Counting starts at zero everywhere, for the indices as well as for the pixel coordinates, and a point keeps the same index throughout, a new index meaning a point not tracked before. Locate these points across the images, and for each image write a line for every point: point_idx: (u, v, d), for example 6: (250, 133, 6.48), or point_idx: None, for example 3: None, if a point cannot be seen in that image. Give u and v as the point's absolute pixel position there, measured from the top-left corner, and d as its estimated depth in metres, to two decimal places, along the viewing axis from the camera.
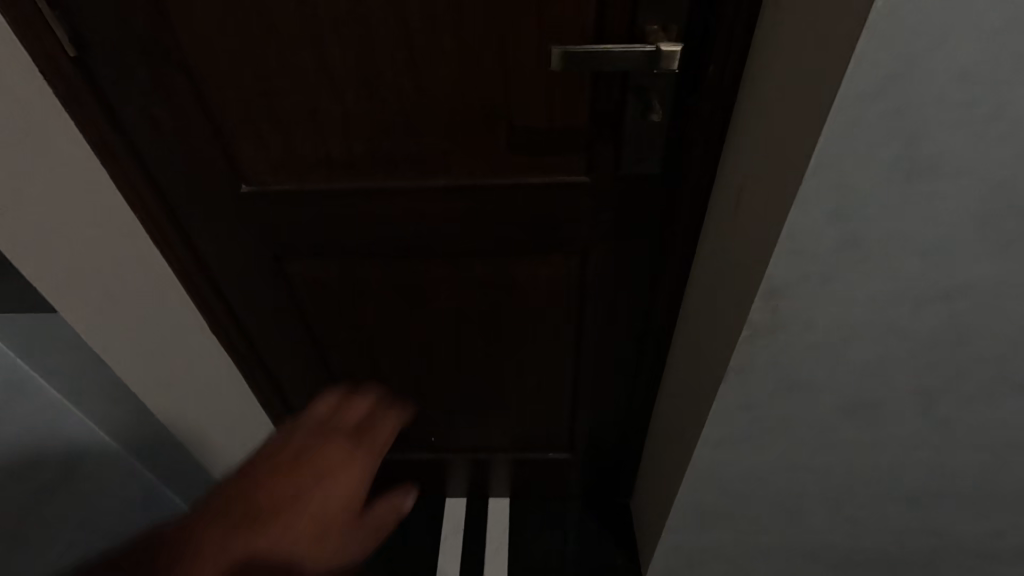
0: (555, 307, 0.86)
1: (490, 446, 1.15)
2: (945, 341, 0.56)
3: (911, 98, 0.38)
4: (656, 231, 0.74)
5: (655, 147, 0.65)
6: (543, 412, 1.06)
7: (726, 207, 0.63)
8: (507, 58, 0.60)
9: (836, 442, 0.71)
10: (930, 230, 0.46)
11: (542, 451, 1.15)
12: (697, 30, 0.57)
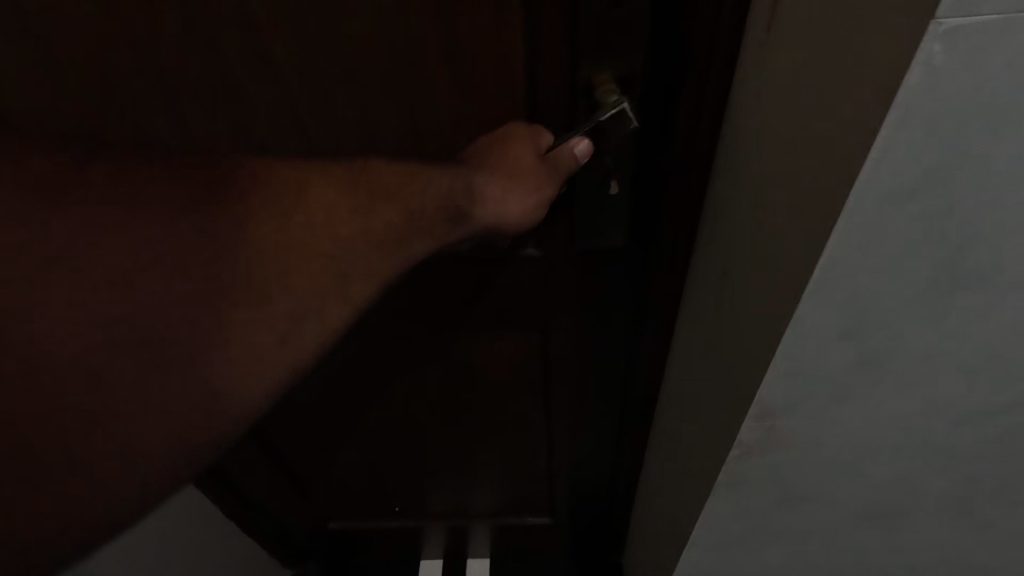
0: (516, 380, 0.77)
1: (465, 513, 1.05)
2: (982, 456, 0.44)
3: (958, 206, 0.27)
4: (626, 305, 0.63)
5: (615, 214, 0.54)
6: (515, 482, 0.96)
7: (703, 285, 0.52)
8: (427, 106, 0.49)
9: (854, 546, 0.59)
10: (969, 353, 0.35)
11: (523, 515, 1.04)
12: (662, 78, 0.45)
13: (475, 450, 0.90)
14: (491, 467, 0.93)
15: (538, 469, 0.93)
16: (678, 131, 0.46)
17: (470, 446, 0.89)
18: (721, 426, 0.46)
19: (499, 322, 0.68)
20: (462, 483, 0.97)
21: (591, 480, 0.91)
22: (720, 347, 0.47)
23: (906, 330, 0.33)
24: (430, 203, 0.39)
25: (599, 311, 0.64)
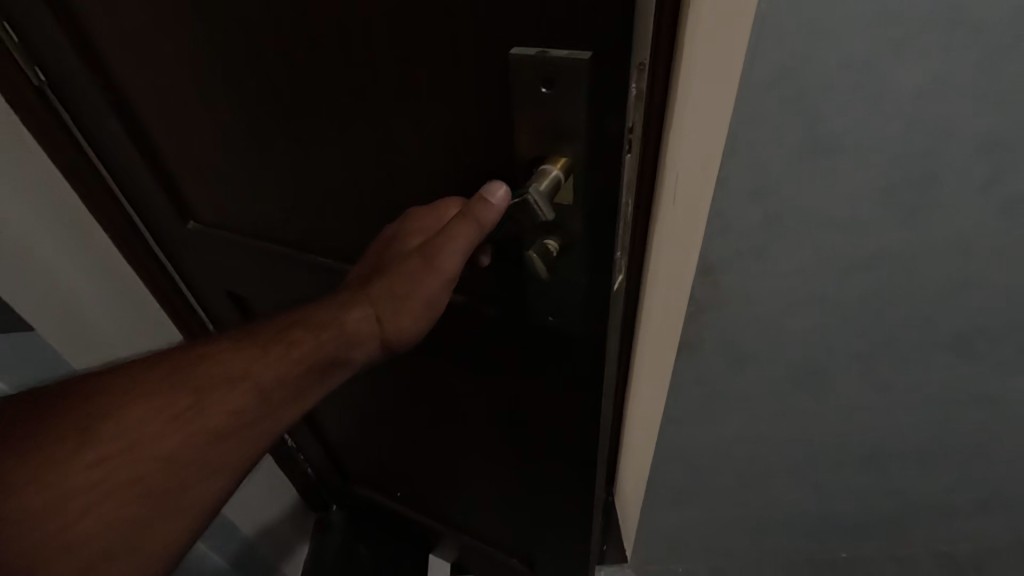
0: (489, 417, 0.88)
1: (460, 523, 1.19)
2: (869, 308, 0.62)
3: (808, 94, 0.44)
4: (577, 364, 0.69)
5: (559, 284, 0.61)
6: (499, 504, 1.05)
7: (664, 216, 0.66)
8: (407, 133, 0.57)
9: (793, 410, 0.76)
10: (837, 207, 0.52)
11: (510, 539, 1.12)
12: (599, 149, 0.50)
13: (460, 462, 1.02)
14: (476, 482, 1.04)
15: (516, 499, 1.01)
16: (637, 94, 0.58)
17: (456, 447, 0.99)
18: (680, 289, 0.63)
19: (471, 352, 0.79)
20: (455, 487, 1.10)
21: (560, 520, 0.96)
22: (675, 247, 0.64)
23: (795, 192, 0.50)
24: (291, 359, 0.51)
25: (552, 368, 0.72)
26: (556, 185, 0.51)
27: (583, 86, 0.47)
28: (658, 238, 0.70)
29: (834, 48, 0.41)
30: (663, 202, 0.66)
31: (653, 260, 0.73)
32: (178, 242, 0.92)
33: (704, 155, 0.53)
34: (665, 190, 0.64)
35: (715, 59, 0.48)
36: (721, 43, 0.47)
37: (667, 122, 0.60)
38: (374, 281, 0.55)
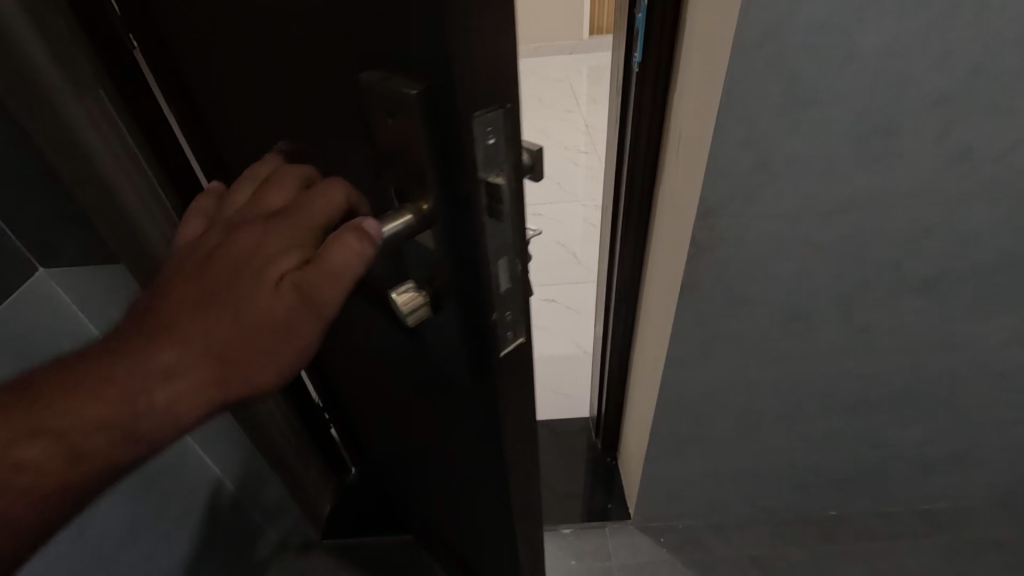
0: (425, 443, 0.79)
1: (428, 526, 1.13)
2: (845, 252, 0.71)
3: (789, 52, 0.53)
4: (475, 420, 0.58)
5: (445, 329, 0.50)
6: (451, 523, 0.98)
7: (668, 168, 0.76)
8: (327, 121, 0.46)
9: (782, 355, 0.85)
10: (816, 154, 0.61)
11: (462, 555, 1.05)
12: (450, 189, 0.39)
13: (416, 472, 0.95)
14: (427, 495, 0.98)
15: (461, 525, 0.93)
16: (644, 57, 0.70)
17: (408, 456, 0.92)
18: (682, 235, 0.72)
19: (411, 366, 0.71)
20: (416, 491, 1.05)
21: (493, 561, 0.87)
22: (676, 200, 0.73)
23: (779, 140, 0.60)
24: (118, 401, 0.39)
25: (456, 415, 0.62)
26: (403, 230, 0.41)
27: (417, 123, 0.36)
28: (665, 196, 0.79)
29: (806, 16, 0.51)
30: (670, 161, 0.75)
31: (660, 218, 0.82)
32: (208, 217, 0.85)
33: (701, 108, 0.62)
34: (670, 144, 0.74)
35: (709, 27, 0.58)
36: (713, 13, 0.56)
37: (673, 83, 0.71)
38: (222, 298, 0.40)
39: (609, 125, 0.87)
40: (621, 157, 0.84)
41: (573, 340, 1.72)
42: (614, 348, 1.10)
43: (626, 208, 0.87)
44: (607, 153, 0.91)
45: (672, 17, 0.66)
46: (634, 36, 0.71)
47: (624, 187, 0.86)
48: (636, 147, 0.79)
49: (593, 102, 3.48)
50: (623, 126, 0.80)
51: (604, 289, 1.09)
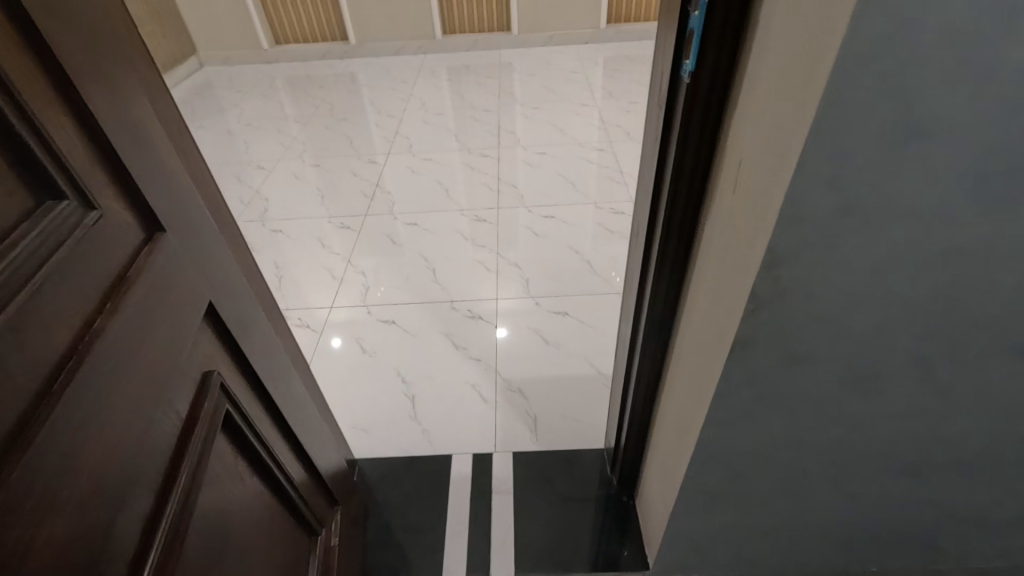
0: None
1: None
2: (937, 309, 0.58)
3: (904, 69, 0.40)
4: None
5: None
6: None
7: (719, 198, 0.63)
8: None
9: (840, 415, 0.73)
10: (920, 193, 0.48)
11: None
12: None
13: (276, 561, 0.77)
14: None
15: None
16: (699, 64, 0.57)
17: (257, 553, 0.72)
18: (736, 285, 0.59)
19: (112, 522, 0.46)
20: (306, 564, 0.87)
21: None
22: (730, 241, 0.60)
23: (875, 178, 0.47)
24: None
25: None
26: None
27: None
28: (713, 231, 0.66)
29: (940, 15, 0.38)
30: (722, 193, 0.62)
31: (704, 254, 0.69)
32: (215, 267, 0.66)
33: (774, 135, 0.49)
34: (725, 170, 0.61)
35: (793, 36, 0.44)
36: (803, 17, 0.43)
37: (733, 97, 0.58)
38: None
39: (646, 140, 0.74)
40: (660, 181, 0.71)
41: (586, 359, 1.59)
42: (638, 386, 0.98)
43: (662, 239, 0.74)
44: (642, 170, 0.79)
45: (737, 16, 0.53)
46: (687, 39, 0.57)
47: (660, 214, 0.73)
48: (678, 171, 0.66)
49: (610, 95, 3.32)
50: (664, 145, 0.67)
51: (629, 322, 0.97)
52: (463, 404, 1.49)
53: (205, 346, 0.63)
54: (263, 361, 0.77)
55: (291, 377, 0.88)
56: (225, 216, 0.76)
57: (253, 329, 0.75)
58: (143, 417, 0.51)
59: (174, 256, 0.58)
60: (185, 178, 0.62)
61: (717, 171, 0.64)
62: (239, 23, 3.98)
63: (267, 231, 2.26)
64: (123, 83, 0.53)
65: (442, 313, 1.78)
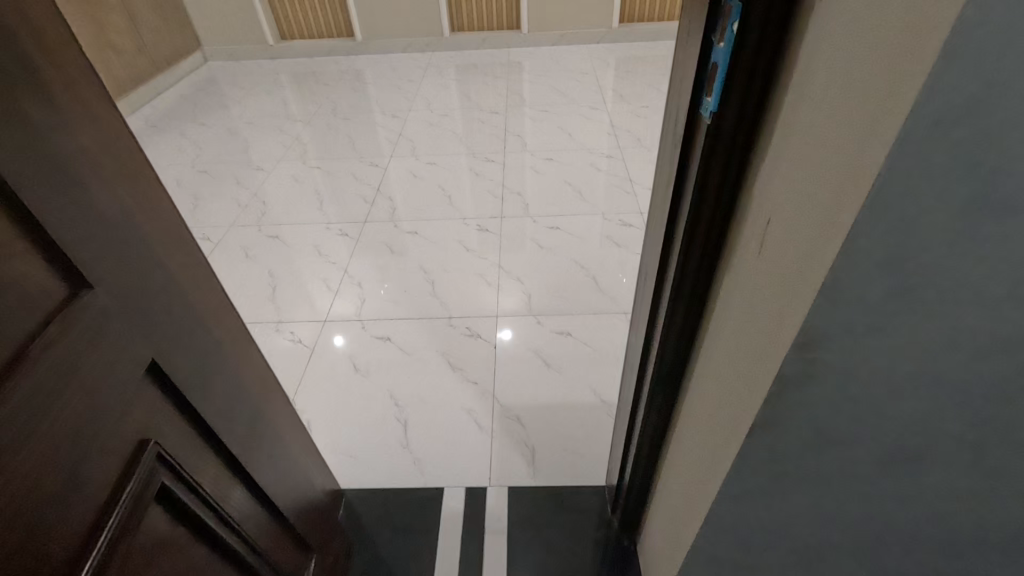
0: None
1: None
2: (997, 397, 0.49)
3: (990, 135, 0.32)
4: None
5: None
6: None
7: (740, 254, 0.55)
8: None
9: (871, 496, 0.64)
10: (993, 276, 0.39)
11: None
12: None
13: None
14: None
15: None
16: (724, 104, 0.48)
17: None
18: (762, 361, 0.50)
19: None
20: None
21: None
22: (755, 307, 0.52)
23: (940, 259, 0.38)
24: None
25: None
26: None
27: None
28: (733, 290, 0.57)
29: None
30: (746, 250, 0.54)
31: (722, 312, 0.61)
32: (155, 319, 0.60)
33: (814, 202, 0.40)
34: (749, 226, 0.53)
35: (842, 88, 0.36)
36: (858, 64, 0.34)
37: (760, 143, 0.50)
38: None
39: (657, 179, 0.66)
40: (673, 227, 0.63)
41: (588, 385, 1.51)
42: (643, 436, 0.90)
43: (674, 291, 0.66)
44: (651, 211, 0.71)
45: (770, 51, 0.45)
46: (709, 75, 0.49)
47: (672, 263, 0.65)
48: (695, 219, 0.58)
49: (621, 99, 3.22)
50: (679, 189, 0.59)
51: (636, 366, 0.89)
52: (458, 432, 1.41)
53: (140, 412, 0.57)
54: (214, 411, 0.71)
55: (250, 422, 0.82)
56: (196, 256, 0.69)
57: (204, 378, 0.69)
58: (32, 519, 0.44)
59: (100, 314, 0.52)
60: (126, 226, 0.56)
61: (737, 224, 0.56)
62: (244, 18, 3.91)
63: (264, 236, 2.20)
64: (45, 129, 0.47)
65: (440, 329, 1.71)
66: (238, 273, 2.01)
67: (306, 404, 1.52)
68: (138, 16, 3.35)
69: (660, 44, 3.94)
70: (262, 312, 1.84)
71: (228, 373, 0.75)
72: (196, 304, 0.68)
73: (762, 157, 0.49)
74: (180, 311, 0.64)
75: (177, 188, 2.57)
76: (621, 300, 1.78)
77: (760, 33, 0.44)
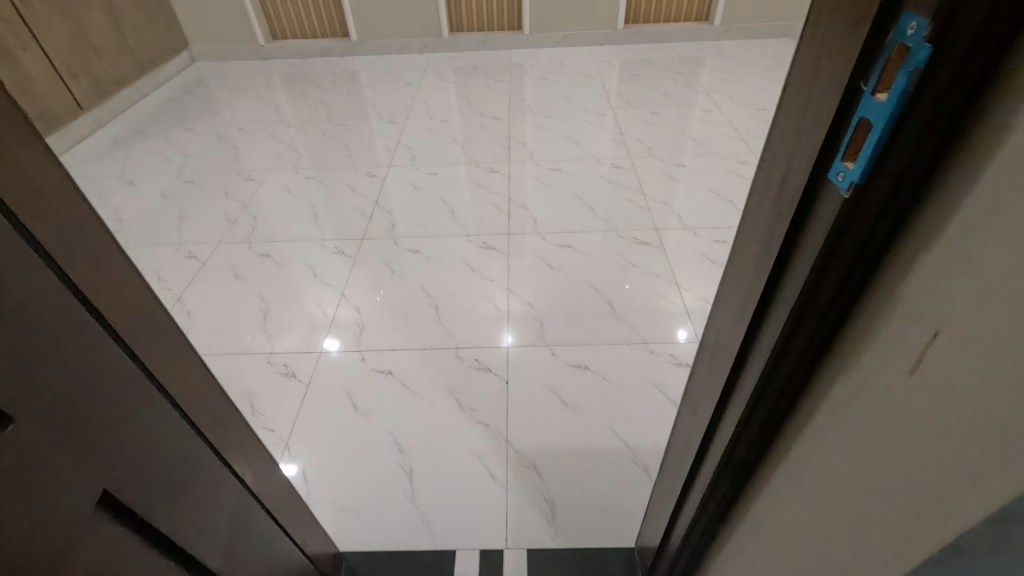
0: None
1: None
2: None
3: None
4: None
5: None
6: None
7: (866, 365, 0.42)
8: None
9: None
10: None
11: None
12: None
13: None
14: None
15: None
16: (872, 182, 0.36)
17: None
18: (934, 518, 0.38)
19: None
20: None
21: None
22: (907, 436, 0.39)
23: None
24: None
25: None
26: None
27: None
28: (851, 399, 0.44)
29: None
30: (880, 359, 0.41)
31: (825, 420, 0.48)
32: (111, 431, 0.46)
33: None
34: (884, 335, 0.40)
35: None
36: None
37: (909, 234, 0.37)
38: None
39: (742, 243, 0.54)
40: (768, 307, 0.50)
41: (609, 426, 1.39)
42: (695, 525, 0.78)
43: (760, 381, 0.53)
44: (727, 276, 0.58)
45: (950, 118, 0.32)
46: (852, 140, 0.36)
47: (761, 349, 0.52)
48: (804, 307, 0.45)
49: (628, 104, 3.09)
50: (784, 265, 0.46)
51: (688, 441, 0.77)
52: (469, 481, 1.29)
53: (84, 559, 0.43)
54: (189, 522, 0.58)
55: (235, 518, 0.68)
56: (166, 330, 0.55)
57: (178, 488, 0.56)
58: None
59: (25, 451, 0.38)
60: (68, 315, 0.42)
61: (856, 324, 0.43)
62: (233, 16, 3.74)
63: (254, 254, 2.05)
64: None
65: (446, 362, 1.58)
66: (227, 296, 1.87)
67: (302, 449, 1.38)
68: (121, 14, 3.17)
69: (666, 45, 3.82)
70: (253, 340, 1.70)
71: (209, 468, 0.62)
72: (167, 396, 0.54)
73: (915, 253, 0.36)
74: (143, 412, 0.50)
75: (162, 199, 2.42)
76: (641, 328, 1.66)
77: (946, 90, 0.31)
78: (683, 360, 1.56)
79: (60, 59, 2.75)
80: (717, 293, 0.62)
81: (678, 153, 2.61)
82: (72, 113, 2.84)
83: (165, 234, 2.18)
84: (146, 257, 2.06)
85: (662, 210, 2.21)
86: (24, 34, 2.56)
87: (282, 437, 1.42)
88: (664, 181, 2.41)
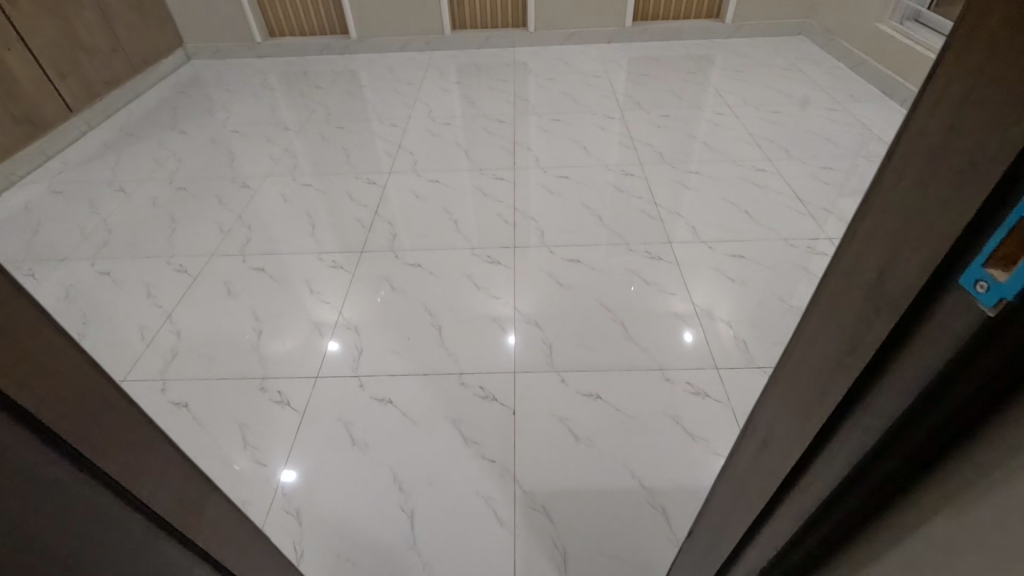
0: None
1: None
2: None
3: None
4: None
5: None
6: None
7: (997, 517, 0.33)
8: None
9: None
10: None
11: None
12: None
13: None
14: None
15: None
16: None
17: None
18: None
19: None
20: None
21: None
22: None
23: None
24: None
25: None
26: None
27: None
28: (970, 545, 0.35)
29: None
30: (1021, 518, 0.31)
31: (922, 558, 0.39)
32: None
33: None
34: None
35: None
36: None
37: None
38: None
39: (815, 320, 0.44)
40: (851, 409, 0.40)
41: (623, 463, 1.31)
42: None
43: (834, 492, 0.43)
44: (791, 351, 0.49)
45: None
46: (1007, 246, 0.26)
47: (837, 455, 0.42)
48: (907, 424, 0.35)
49: (637, 105, 2.98)
50: (880, 367, 0.37)
51: (724, 519, 0.68)
52: (474, 526, 1.20)
53: None
54: None
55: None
56: (129, 425, 0.42)
57: None
58: None
59: None
60: None
61: (975, 464, 0.33)
62: (229, 13, 3.63)
63: (248, 268, 1.96)
64: None
65: (450, 391, 1.49)
66: (218, 314, 1.78)
67: (295, 487, 1.30)
68: (112, 12, 3.06)
69: (675, 44, 3.70)
70: (245, 364, 1.61)
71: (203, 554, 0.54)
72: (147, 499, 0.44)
73: None
74: (78, 542, 0.39)
75: (153, 207, 2.32)
76: (655, 354, 1.57)
77: None
78: (700, 389, 1.47)
79: (48, 59, 2.65)
80: (776, 365, 0.52)
81: (690, 159, 2.51)
82: (61, 115, 2.74)
83: (155, 246, 2.09)
84: (135, 271, 1.97)
85: (674, 221, 2.11)
86: (10, 34, 2.45)
87: (274, 473, 1.33)
88: (677, 189, 2.30)
